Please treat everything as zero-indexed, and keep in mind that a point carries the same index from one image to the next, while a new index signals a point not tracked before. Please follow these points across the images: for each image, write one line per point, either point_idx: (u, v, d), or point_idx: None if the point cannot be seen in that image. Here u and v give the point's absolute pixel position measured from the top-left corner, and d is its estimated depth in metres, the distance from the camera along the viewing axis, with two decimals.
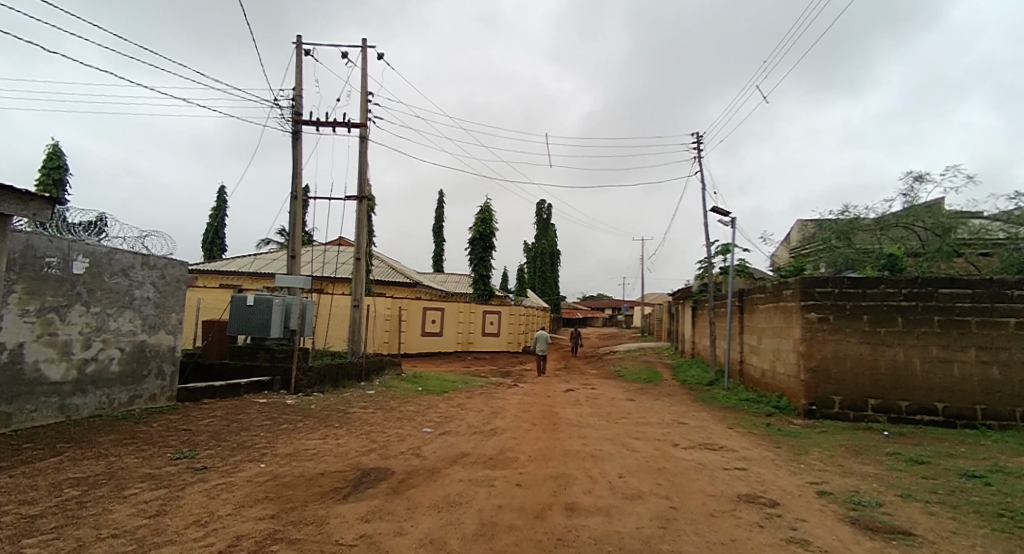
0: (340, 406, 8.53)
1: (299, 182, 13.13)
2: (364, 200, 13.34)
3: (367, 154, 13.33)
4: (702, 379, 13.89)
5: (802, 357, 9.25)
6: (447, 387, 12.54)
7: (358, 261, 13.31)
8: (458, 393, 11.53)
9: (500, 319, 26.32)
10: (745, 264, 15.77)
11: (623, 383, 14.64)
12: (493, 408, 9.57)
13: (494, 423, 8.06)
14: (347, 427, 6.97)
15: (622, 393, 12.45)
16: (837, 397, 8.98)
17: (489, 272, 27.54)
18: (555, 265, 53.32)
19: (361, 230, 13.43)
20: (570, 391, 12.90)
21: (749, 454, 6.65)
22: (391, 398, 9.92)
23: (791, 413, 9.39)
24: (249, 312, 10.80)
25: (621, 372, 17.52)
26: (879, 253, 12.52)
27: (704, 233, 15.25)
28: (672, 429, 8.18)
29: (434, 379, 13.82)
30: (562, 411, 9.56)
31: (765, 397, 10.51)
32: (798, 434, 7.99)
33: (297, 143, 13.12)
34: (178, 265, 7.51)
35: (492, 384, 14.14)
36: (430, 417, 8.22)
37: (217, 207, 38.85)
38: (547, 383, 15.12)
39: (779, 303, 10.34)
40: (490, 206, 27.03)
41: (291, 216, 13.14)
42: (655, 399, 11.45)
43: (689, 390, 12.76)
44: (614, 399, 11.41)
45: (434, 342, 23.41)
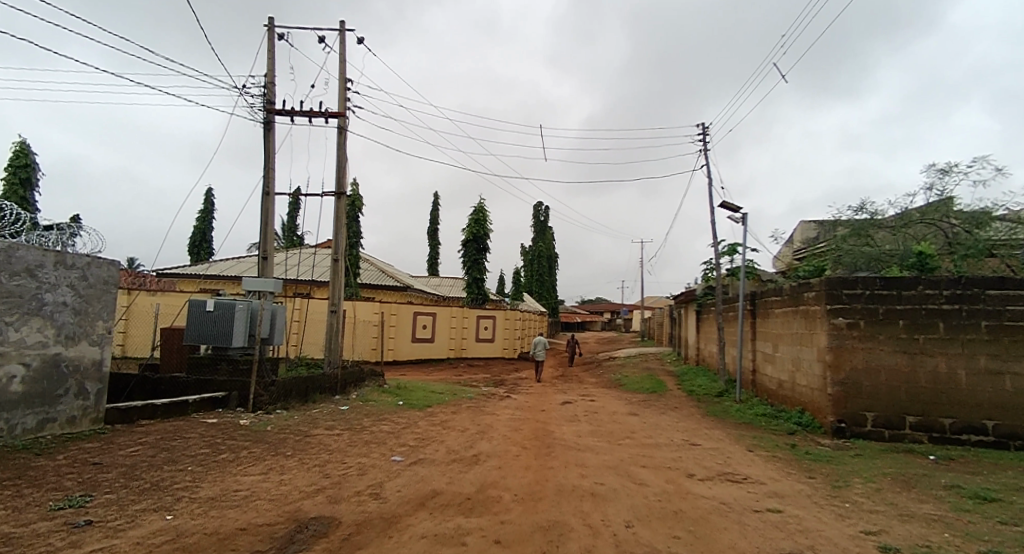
0: (301, 427, 7.43)
1: (272, 176, 12.08)
2: (342, 196, 12.26)
3: (345, 145, 12.26)
4: (710, 390, 12.80)
5: (828, 369, 8.17)
6: (433, 400, 11.44)
7: (336, 262, 12.20)
8: (443, 407, 10.41)
9: (494, 324, 25.25)
10: (754, 265, 14.70)
11: (624, 394, 13.56)
12: (480, 426, 8.48)
13: (478, 447, 6.96)
14: (301, 456, 5.87)
15: (624, 406, 11.36)
16: (870, 414, 7.91)
17: (483, 275, 26.47)
18: (553, 268, 52.33)
19: (339, 229, 12.33)
20: (567, 404, 11.81)
21: (779, 488, 5.55)
22: (365, 416, 8.81)
23: (817, 431, 8.31)
24: (208, 318, 9.68)
25: (623, 381, 16.43)
26: (903, 251, 11.42)
27: (711, 231, 14.18)
28: (683, 453, 7.10)
29: (420, 391, 12.73)
30: (558, 430, 8.46)
31: (784, 412, 9.43)
32: (830, 458, 6.90)
33: (270, 134, 12.07)
34: (105, 265, 6.45)
35: (483, 396, 13.05)
36: (404, 440, 7.13)
37: (204, 210, 37.75)
38: (542, 394, 14.03)
39: (800, 308, 9.25)
40: (484, 206, 25.97)
41: (263, 214, 12.07)
42: (660, 414, 10.36)
43: (697, 402, 11.67)
44: (615, 414, 10.31)
45: (425, 349, 22.34)
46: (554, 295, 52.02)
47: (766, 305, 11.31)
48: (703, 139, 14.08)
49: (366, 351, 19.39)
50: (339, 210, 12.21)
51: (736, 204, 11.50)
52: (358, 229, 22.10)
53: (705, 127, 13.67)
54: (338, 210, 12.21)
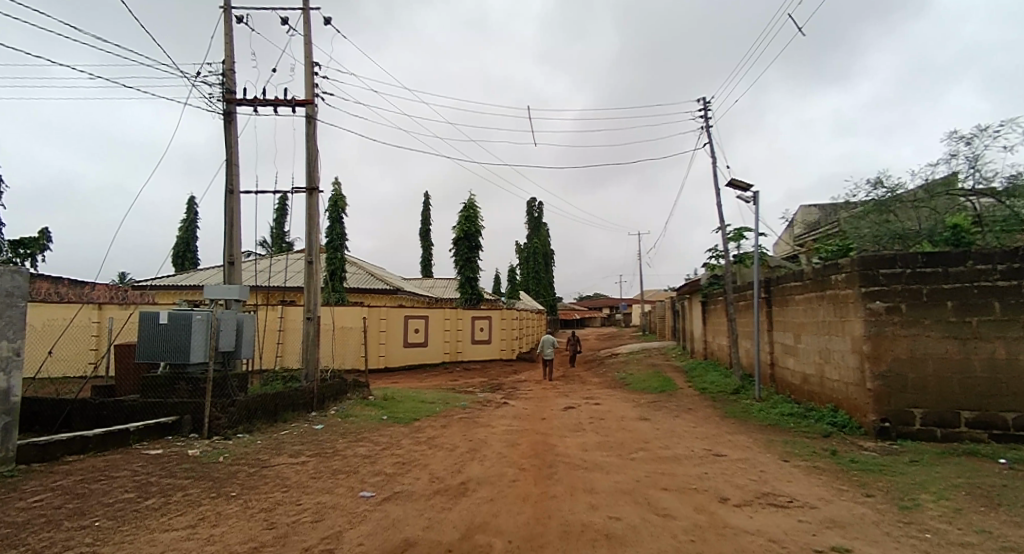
0: (261, 456, 6.34)
1: (235, 173, 10.99)
2: (314, 191, 11.14)
3: (315, 136, 11.14)
4: (725, 387, 11.75)
5: (867, 361, 7.14)
6: (423, 411, 10.39)
7: (311, 264, 11.11)
8: (432, 420, 9.35)
9: (490, 324, 24.18)
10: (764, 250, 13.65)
11: (632, 395, 12.51)
12: (472, 443, 7.42)
13: (468, 472, 5.90)
14: (248, 497, 4.79)
15: (633, 410, 10.30)
16: (918, 411, 6.88)
17: (476, 274, 25.37)
18: (549, 265, 51.31)
19: (312, 228, 11.22)
20: (570, 409, 10.74)
21: (835, 514, 4.51)
22: (342, 435, 7.74)
23: (857, 432, 7.28)
24: (162, 333, 8.59)
25: (628, 380, 15.38)
26: (933, 225, 10.36)
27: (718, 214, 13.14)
28: (710, 468, 6.04)
29: (410, 401, 11.68)
30: (561, 443, 7.41)
31: (814, 411, 8.40)
32: (883, 468, 5.86)
33: (230, 126, 10.96)
34: (8, 273, 5.37)
35: (478, 404, 12.00)
36: (381, 466, 6.06)
37: (187, 219, 36.52)
38: (543, 398, 12.96)
39: (828, 293, 8.20)
40: (475, 202, 24.87)
41: (227, 214, 10.95)
42: (675, 417, 9.31)
43: (713, 401, 10.63)
44: (624, 420, 9.25)
45: (418, 354, 21.33)
46: (551, 291, 51.02)
47: (784, 291, 10.24)
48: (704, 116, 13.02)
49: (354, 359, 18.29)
50: (311, 206, 11.10)
51: (746, 182, 10.44)
52: (343, 231, 20.97)
53: (706, 102, 12.61)
54: (310, 206, 11.11)
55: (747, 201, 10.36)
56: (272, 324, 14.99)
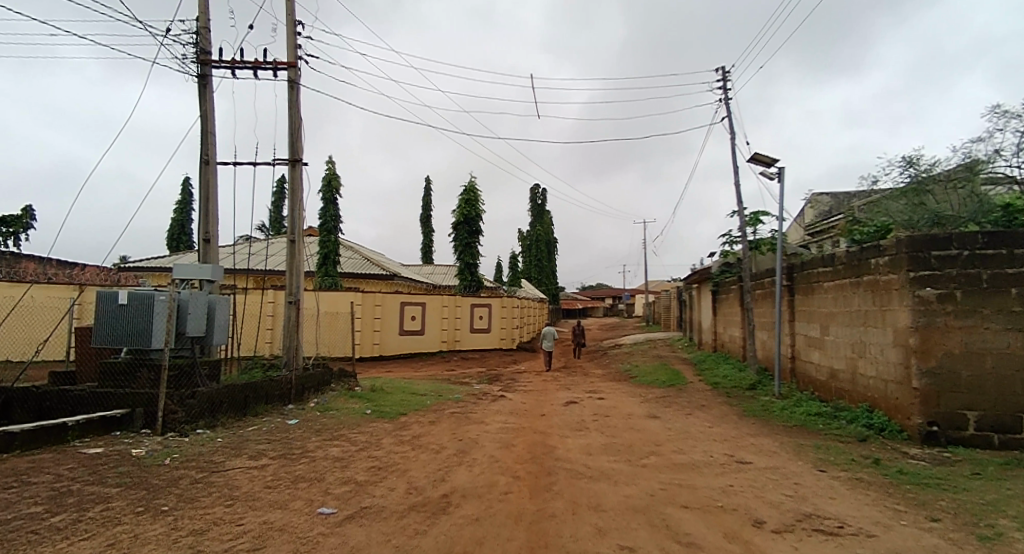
0: (217, 457, 5.50)
1: (211, 142, 10.10)
2: (297, 164, 10.22)
3: (298, 103, 10.19)
4: (740, 382, 10.88)
5: (914, 357, 6.25)
6: (412, 404, 9.57)
7: (294, 243, 10.22)
8: (420, 415, 8.52)
9: (490, 312, 23.34)
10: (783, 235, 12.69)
11: (638, 388, 11.67)
12: (460, 444, 6.57)
13: (452, 480, 5.05)
14: (181, 514, 3.94)
15: (641, 406, 9.45)
16: (972, 414, 6.00)
17: (476, 260, 24.47)
18: (551, 254, 50.37)
19: (295, 204, 10.31)
20: (572, 405, 9.90)
21: (899, 545, 3.64)
22: (316, 431, 6.90)
23: (898, 437, 6.41)
24: (121, 315, 7.73)
25: (634, 372, 14.53)
26: (976, 206, 9.38)
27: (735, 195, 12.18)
28: (734, 479, 5.17)
29: (399, 393, 10.85)
30: (562, 446, 6.54)
31: (845, 411, 7.52)
32: (941, 481, 4.99)
33: (206, 90, 10.03)
34: None
35: (473, 396, 11.18)
36: (352, 472, 5.21)
37: (182, 201, 35.62)
38: (543, 391, 12.13)
39: (866, 279, 7.29)
40: (475, 185, 23.90)
41: (202, 186, 10.06)
42: (687, 415, 8.45)
43: (728, 398, 9.76)
44: (631, 418, 8.39)
45: (414, 342, 20.55)
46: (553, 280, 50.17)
47: (811, 279, 9.31)
48: (721, 88, 12.03)
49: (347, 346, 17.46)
50: (293, 178, 10.21)
51: (770, 157, 9.50)
52: (337, 213, 20.02)
53: (724, 72, 11.61)
54: (292, 178, 10.21)
55: (770, 177, 9.43)
56: (249, 310, 14.20)
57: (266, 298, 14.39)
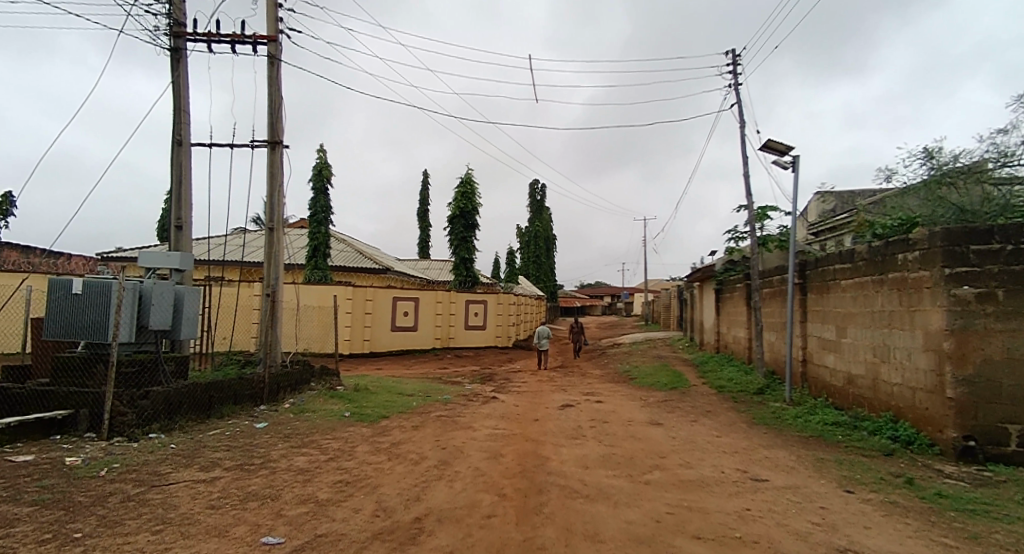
0: (163, 466, 4.84)
1: (185, 121, 9.44)
2: (276, 146, 9.53)
3: (278, 80, 9.51)
4: (747, 385, 10.24)
5: (949, 363, 5.60)
6: (397, 406, 8.94)
7: (272, 232, 9.54)
8: (404, 418, 7.88)
9: (486, 309, 22.70)
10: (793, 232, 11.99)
11: (638, 391, 11.04)
12: (442, 453, 5.93)
13: (429, 499, 4.40)
14: (96, 543, 3.28)
15: (642, 411, 8.82)
16: (1014, 428, 5.36)
17: (471, 255, 23.79)
18: (550, 251, 49.70)
19: (274, 189, 9.62)
20: (568, 409, 9.26)
21: None
22: (285, 436, 6.26)
23: (929, 452, 5.76)
24: (74, 305, 7.05)
25: (633, 373, 13.91)
26: (1007, 200, 8.67)
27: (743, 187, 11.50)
28: (750, 502, 4.54)
29: (385, 393, 10.22)
30: (556, 457, 5.90)
31: (866, 421, 6.87)
32: (990, 508, 4.34)
33: (179, 67, 9.40)
34: None
35: (463, 397, 10.54)
36: (315, 488, 4.57)
37: None
38: (538, 393, 11.50)
39: (891, 277, 6.66)
40: (472, 177, 23.19)
41: (174, 169, 9.39)
42: (692, 422, 7.83)
43: (735, 403, 9.13)
44: (632, 424, 7.76)
45: (406, 338, 19.92)
46: (551, 277, 49.49)
47: (826, 277, 8.66)
48: (731, 73, 11.35)
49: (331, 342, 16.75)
50: (273, 162, 9.52)
51: (784, 145, 8.86)
52: (328, 203, 19.32)
53: (734, 56, 10.93)
54: (271, 162, 9.52)
55: (783, 167, 8.79)
56: (226, 303, 13.44)
57: (246, 291, 13.63)
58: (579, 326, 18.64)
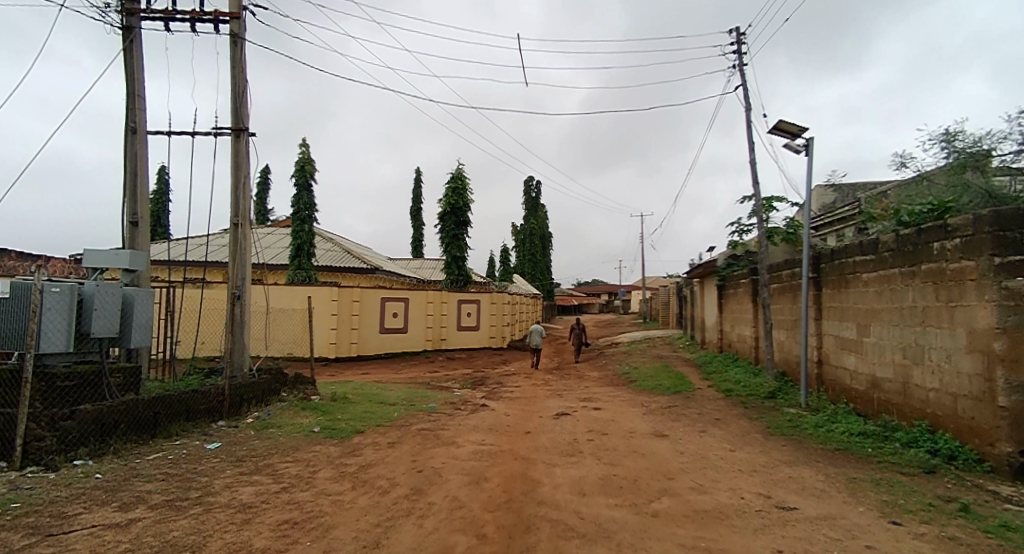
0: (72, 506, 4.00)
1: (140, 107, 8.60)
2: (240, 134, 8.68)
3: (241, 61, 8.67)
4: (757, 389, 9.47)
5: (1001, 367, 4.82)
6: (375, 417, 8.14)
7: (237, 228, 8.65)
8: (380, 433, 7.07)
9: (479, 309, 21.88)
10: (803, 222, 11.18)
11: (639, 396, 10.25)
12: (417, 478, 5.12)
13: (391, 545, 3.59)
14: None
15: (644, 420, 8.03)
16: None
17: (463, 253, 22.96)
18: (545, 248, 48.90)
19: (239, 180, 8.69)
20: (563, 418, 8.46)
21: None
22: (237, 460, 5.44)
23: (979, 470, 4.98)
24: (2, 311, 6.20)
25: (633, 376, 13.13)
26: None
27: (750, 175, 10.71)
28: (783, 542, 3.73)
29: (365, 403, 9.40)
30: (548, 481, 5.10)
31: (899, 431, 6.09)
32: None
33: (132, 47, 8.55)
34: None
35: (451, 405, 9.74)
36: (253, 531, 3.74)
37: (157, 191, 33.79)
38: (531, 399, 10.71)
39: (926, 269, 5.90)
40: (463, 173, 22.35)
41: (128, 159, 8.53)
42: (701, 433, 7.05)
43: (745, 410, 8.35)
44: (634, 437, 6.96)
45: (395, 340, 19.12)
46: (547, 276, 48.66)
47: (845, 270, 7.88)
48: (735, 52, 10.56)
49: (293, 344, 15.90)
50: (236, 151, 8.63)
51: (797, 126, 8.07)
52: (311, 200, 18.43)
53: (738, 34, 10.15)
54: (234, 151, 8.64)
55: (795, 149, 8.02)
56: (190, 307, 12.44)
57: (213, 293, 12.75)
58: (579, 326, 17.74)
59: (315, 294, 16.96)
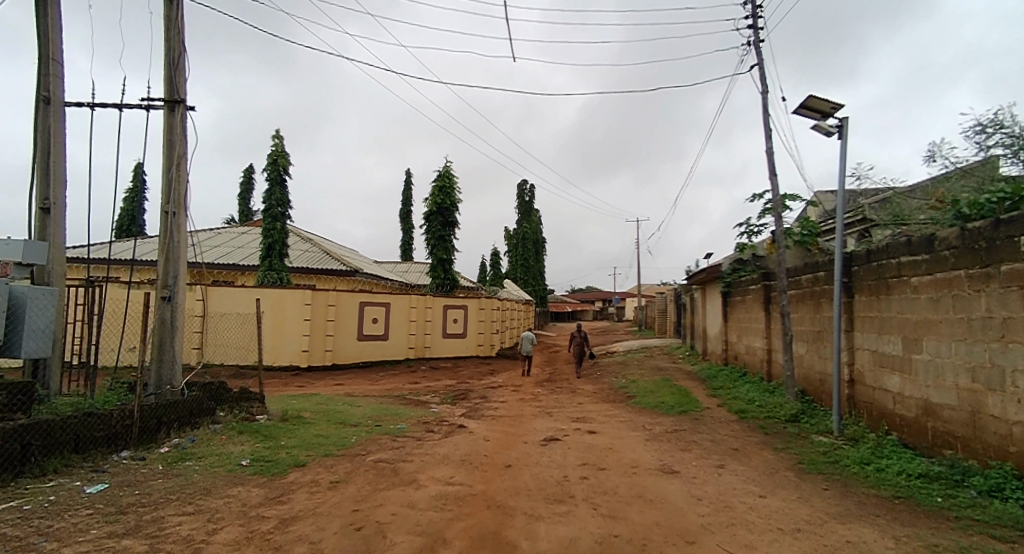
0: None
1: (55, 73, 7.30)
2: (174, 107, 7.39)
3: (177, 21, 7.42)
4: (776, 411, 8.22)
5: None
6: (328, 443, 6.83)
7: (169, 217, 7.34)
8: (325, 466, 5.76)
9: (466, 315, 20.58)
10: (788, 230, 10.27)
11: (640, 417, 8.97)
12: (350, 541, 3.82)
13: None
14: None
15: (648, 449, 6.76)
16: None
17: (450, 255, 21.65)
18: (539, 253, 47.64)
19: (173, 161, 7.38)
20: (552, 445, 7.17)
21: None
22: (115, 512, 4.11)
23: None
24: None
25: (632, 391, 11.86)
26: None
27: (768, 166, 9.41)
28: None
29: (321, 423, 8.09)
30: (527, 546, 3.81)
31: (973, 474, 4.83)
32: None
33: (47, 2, 7.27)
34: None
35: (423, 427, 8.43)
36: None
37: (133, 188, 32.44)
38: (517, 418, 9.41)
39: (1008, 270, 4.68)
40: (450, 170, 21.10)
41: (39, 134, 7.21)
42: (719, 470, 5.79)
43: (766, 438, 7.10)
44: (636, 474, 5.68)
45: (374, 348, 17.82)
46: (540, 281, 47.38)
47: (887, 274, 6.62)
48: (750, 27, 9.38)
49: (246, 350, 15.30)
50: (170, 126, 7.35)
51: (829, 104, 6.86)
52: (284, 196, 17.05)
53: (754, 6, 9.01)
54: (167, 126, 7.35)
55: (827, 130, 6.81)
56: (128, 309, 11.01)
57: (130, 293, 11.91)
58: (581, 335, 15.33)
59: (277, 297, 15.89)
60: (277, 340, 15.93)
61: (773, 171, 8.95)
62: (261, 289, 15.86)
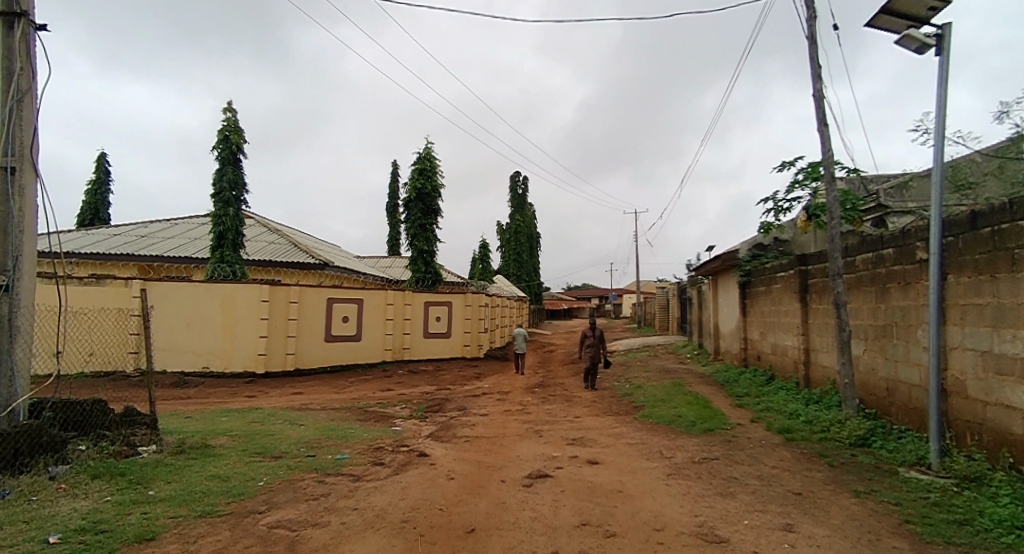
0: None
1: None
2: (10, 21, 5.33)
3: None
4: (835, 432, 6.26)
5: None
6: (218, 493, 4.79)
7: (7, 175, 5.28)
8: (188, 542, 3.73)
9: (451, 312, 18.57)
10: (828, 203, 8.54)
11: (655, 438, 6.99)
12: None
13: None
14: None
15: (673, 497, 4.78)
16: None
17: (431, 246, 19.62)
18: (532, 248, 45.68)
19: (10, 96, 5.31)
20: (538, 487, 5.18)
21: None
22: None
23: None
24: None
25: (640, 400, 9.87)
26: None
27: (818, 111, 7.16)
28: None
29: (232, 455, 6.05)
30: None
31: None
32: None
33: None
34: None
35: (372, 457, 6.40)
36: None
37: (95, 179, 30.38)
38: (498, 440, 7.40)
39: None
40: (431, 152, 19.08)
41: None
42: (789, 538, 3.79)
43: (837, 475, 5.11)
44: (666, 549, 3.69)
45: (345, 350, 15.82)
46: (534, 277, 45.53)
47: (1013, 244, 4.64)
48: None
49: (184, 355, 13.66)
50: (6, 50, 5.31)
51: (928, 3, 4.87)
52: (237, 177, 14.95)
53: None
54: (2, 49, 5.31)
55: (919, 42, 4.90)
56: None
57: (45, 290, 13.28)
58: (594, 336, 11.87)
59: (218, 297, 13.82)
60: (228, 343, 13.88)
61: (822, 120, 6.88)
62: (209, 284, 13.82)
